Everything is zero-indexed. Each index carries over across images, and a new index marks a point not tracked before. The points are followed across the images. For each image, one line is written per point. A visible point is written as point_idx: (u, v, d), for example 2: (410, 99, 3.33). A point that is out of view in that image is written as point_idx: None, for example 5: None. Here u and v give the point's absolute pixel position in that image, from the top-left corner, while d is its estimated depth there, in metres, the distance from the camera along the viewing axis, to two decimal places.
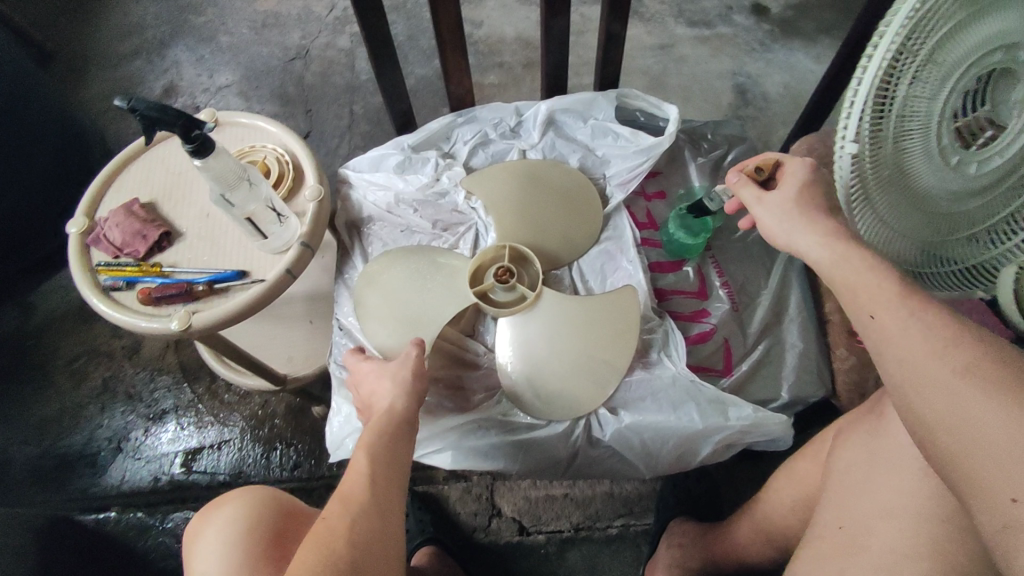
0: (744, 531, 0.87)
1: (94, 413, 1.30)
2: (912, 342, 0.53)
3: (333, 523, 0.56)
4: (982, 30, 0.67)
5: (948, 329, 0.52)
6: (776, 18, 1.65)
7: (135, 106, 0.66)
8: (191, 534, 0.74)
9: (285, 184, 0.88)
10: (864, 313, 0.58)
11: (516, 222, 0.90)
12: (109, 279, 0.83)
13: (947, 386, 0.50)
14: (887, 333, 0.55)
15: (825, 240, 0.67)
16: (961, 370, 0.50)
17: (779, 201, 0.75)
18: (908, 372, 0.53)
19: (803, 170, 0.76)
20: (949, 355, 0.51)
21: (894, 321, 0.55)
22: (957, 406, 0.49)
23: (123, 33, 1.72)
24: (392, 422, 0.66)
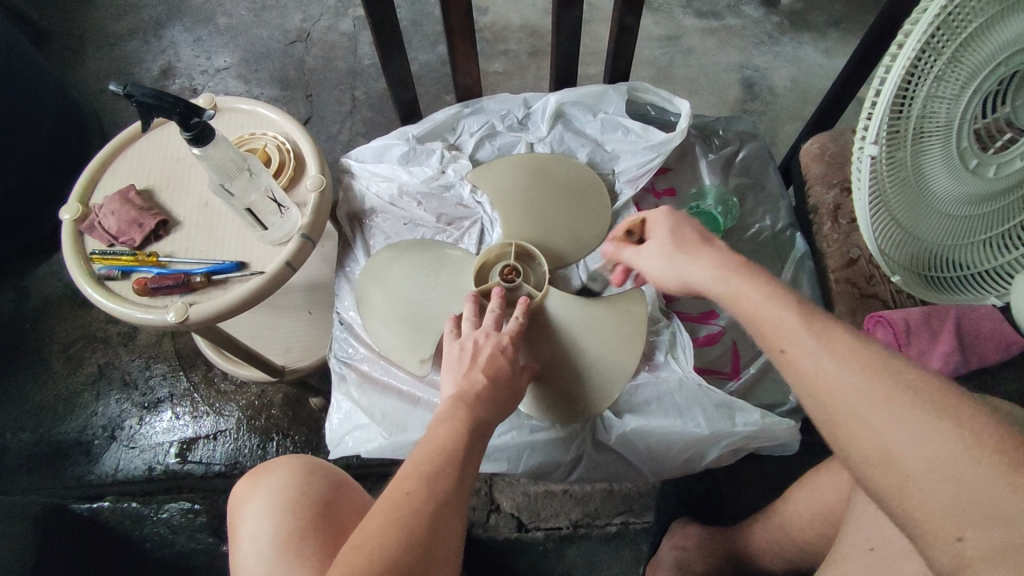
0: (760, 536, 0.87)
1: (89, 400, 1.28)
2: (829, 371, 0.50)
3: (410, 513, 0.53)
4: (1012, 29, 0.65)
5: (853, 356, 0.50)
6: (786, 10, 1.62)
7: (131, 92, 0.64)
8: (237, 496, 0.72)
9: (286, 174, 0.86)
10: (774, 347, 0.55)
11: (523, 220, 0.88)
12: (103, 268, 0.81)
13: (873, 420, 0.47)
14: (802, 368, 0.52)
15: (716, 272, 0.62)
16: (878, 395, 0.48)
17: (657, 249, 0.69)
18: (830, 405, 0.50)
19: (659, 216, 0.71)
20: (861, 382, 0.49)
21: (805, 354, 0.52)
22: (884, 437, 0.46)
23: (119, 11, 1.68)
24: (486, 416, 0.63)
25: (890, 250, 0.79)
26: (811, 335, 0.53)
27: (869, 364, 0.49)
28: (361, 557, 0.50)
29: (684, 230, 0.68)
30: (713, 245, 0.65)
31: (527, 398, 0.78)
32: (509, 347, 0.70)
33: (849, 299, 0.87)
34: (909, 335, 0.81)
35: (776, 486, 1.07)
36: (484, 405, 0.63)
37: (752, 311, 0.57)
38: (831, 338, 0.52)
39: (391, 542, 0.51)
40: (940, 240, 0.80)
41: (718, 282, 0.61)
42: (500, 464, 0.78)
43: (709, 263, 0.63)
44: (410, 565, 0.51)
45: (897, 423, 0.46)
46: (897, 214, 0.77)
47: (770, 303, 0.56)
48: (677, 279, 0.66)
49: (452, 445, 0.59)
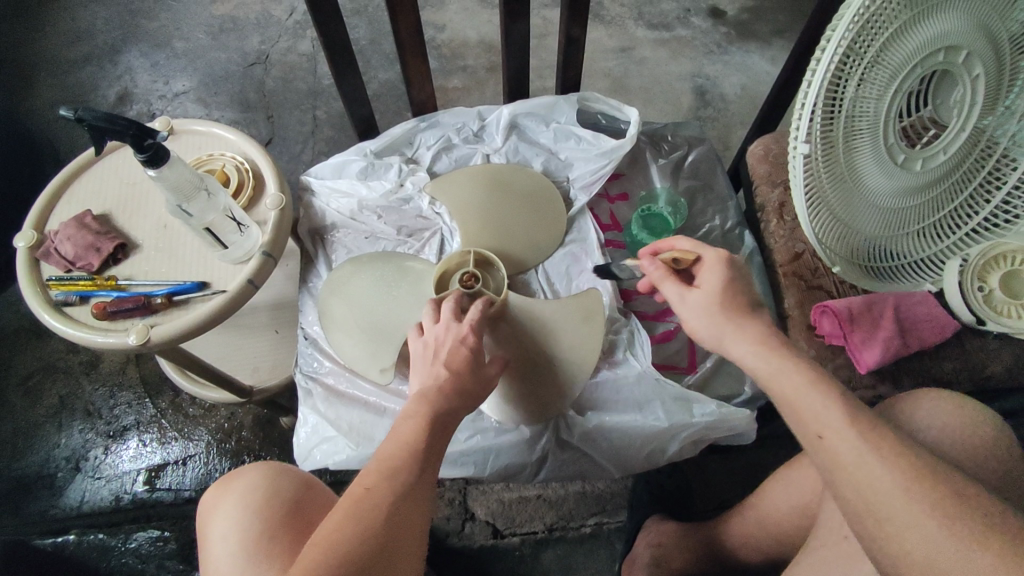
0: (737, 534, 0.89)
1: (51, 432, 1.25)
2: (877, 472, 0.52)
3: (372, 505, 0.55)
4: (928, 31, 0.71)
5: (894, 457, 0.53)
6: (732, 21, 1.69)
7: (83, 117, 0.64)
8: (207, 503, 0.73)
9: (245, 194, 0.87)
10: (811, 432, 0.56)
11: (478, 228, 0.90)
12: (61, 294, 0.81)
13: (918, 528, 0.50)
14: (841, 458, 0.54)
15: (755, 347, 0.64)
16: (922, 505, 0.50)
17: (702, 301, 0.69)
18: (868, 505, 0.52)
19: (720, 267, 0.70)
20: (903, 491, 0.51)
21: (849, 448, 0.54)
22: (931, 545, 0.50)
23: (73, 38, 1.67)
24: (450, 409, 0.64)
25: (830, 240, 0.83)
26: (857, 432, 0.54)
27: (915, 474, 0.52)
28: (321, 550, 0.52)
29: (734, 288, 0.69)
30: (758, 318, 0.67)
31: (492, 404, 0.79)
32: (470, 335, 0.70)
33: (798, 292, 0.91)
34: (852, 323, 0.84)
35: (743, 478, 1.10)
36: (447, 397, 0.64)
37: (787, 392, 0.59)
38: (878, 441, 0.53)
39: (350, 535, 0.52)
40: (879, 232, 0.86)
41: (759, 356, 0.63)
42: (468, 469, 0.79)
43: (751, 337, 0.64)
44: (373, 551, 0.52)
45: (943, 542, 0.49)
46: (836, 208, 0.82)
47: (813, 389, 0.57)
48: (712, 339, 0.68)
49: (416, 438, 0.60)
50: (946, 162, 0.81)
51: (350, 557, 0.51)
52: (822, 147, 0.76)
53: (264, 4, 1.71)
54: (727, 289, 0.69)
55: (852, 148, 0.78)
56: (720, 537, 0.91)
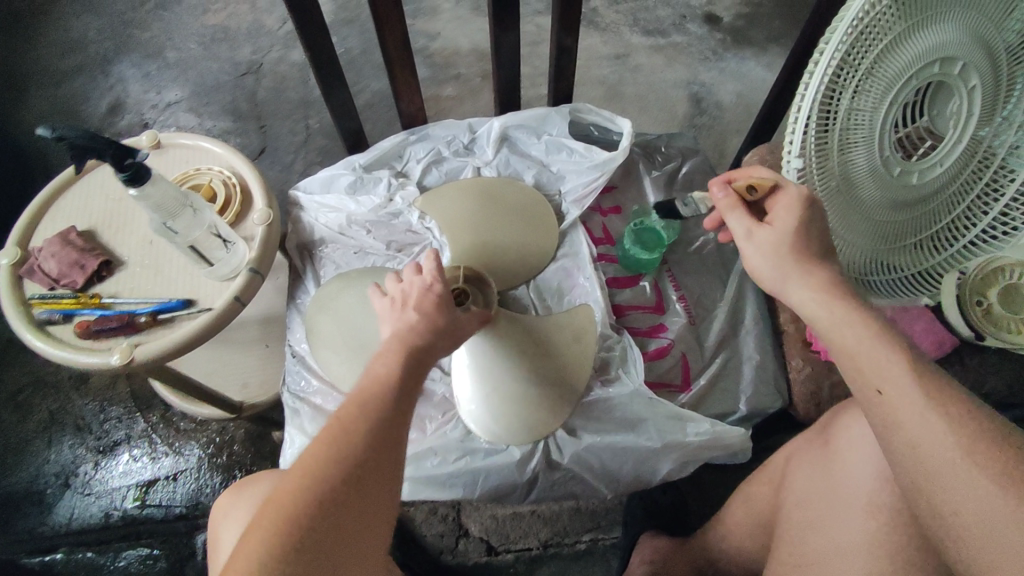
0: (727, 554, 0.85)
1: (40, 448, 1.24)
2: (936, 430, 0.52)
3: (345, 447, 0.54)
4: (922, 42, 0.70)
5: (960, 418, 0.52)
6: (727, 27, 1.68)
7: (63, 134, 0.61)
8: (222, 506, 0.73)
9: (232, 209, 0.85)
10: (871, 387, 0.56)
11: (471, 239, 0.89)
12: (44, 312, 0.79)
13: (973, 484, 0.50)
14: (899, 414, 0.54)
15: (820, 294, 0.63)
16: (976, 462, 0.51)
17: (771, 240, 0.68)
18: (924, 463, 0.53)
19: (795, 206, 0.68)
20: (962, 450, 0.51)
21: (907, 405, 0.54)
22: (983, 501, 0.50)
23: (64, 49, 1.66)
24: (424, 350, 0.62)
25: None
26: (920, 390, 0.54)
27: (974, 432, 0.52)
28: (292, 493, 0.51)
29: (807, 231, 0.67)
30: (828, 266, 0.66)
31: (484, 425, 0.78)
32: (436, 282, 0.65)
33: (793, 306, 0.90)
34: None
35: None
36: (422, 335, 0.62)
37: (850, 347, 0.59)
38: (941, 399, 0.53)
39: (321, 479, 0.52)
40: (876, 245, 0.85)
41: (817, 300, 0.63)
42: (458, 490, 0.78)
43: (818, 283, 0.64)
44: (347, 489, 0.52)
45: (997, 499, 0.49)
46: (831, 222, 0.81)
47: (874, 343, 0.57)
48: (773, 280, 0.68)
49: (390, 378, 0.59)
50: (944, 174, 0.79)
51: (323, 496, 0.51)
52: (818, 160, 0.75)
53: (257, 13, 1.70)
54: (800, 230, 0.67)
55: (848, 161, 0.77)
56: (706, 546, 0.88)
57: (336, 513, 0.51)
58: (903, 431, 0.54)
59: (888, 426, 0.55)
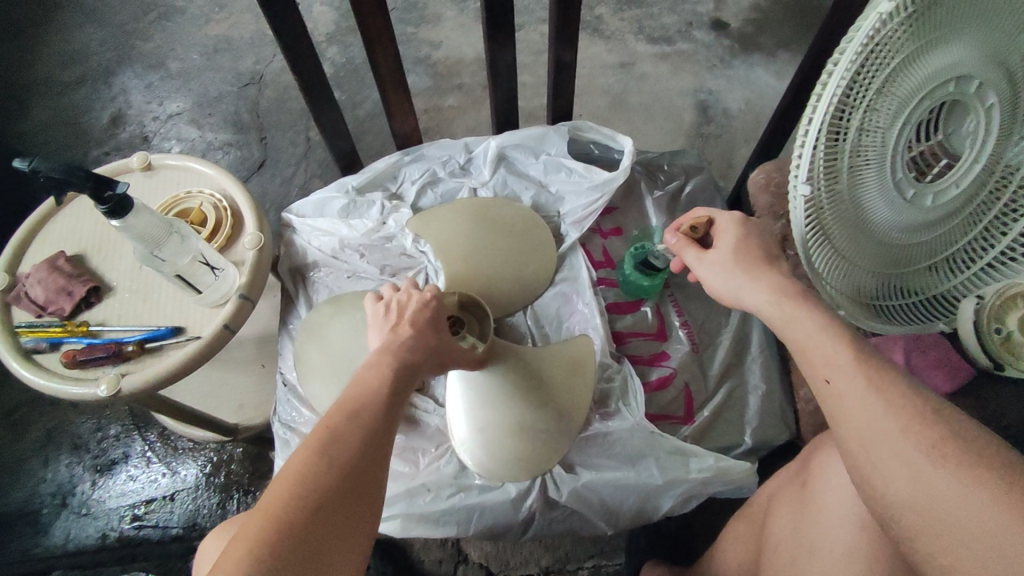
0: None
1: (38, 466, 1.23)
2: (876, 414, 0.52)
3: (342, 447, 0.50)
4: (934, 62, 0.67)
5: (901, 400, 0.52)
6: (736, 33, 1.65)
7: (37, 167, 0.60)
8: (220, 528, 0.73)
9: (223, 233, 0.83)
10: (819, 376, 0.57)
11: (467, 263, 0.86)
12: (31, 340, 0.78)
13: (909, 464, 0.49)
14: (842, 401, 0.54)
15: (771, 296, 0.64)
16: (922, 447, 0.49)
17: (719, 260, 0.69)
18: (864, 446, 0.52)
19: (735, 225, 0.71)
20: (902, 433, 0.50)
21: (851, 392, 0.54)
22: (921, 483, 0.48)
23: (67, 60, 1.66)
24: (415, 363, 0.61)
25: (834, 281, 0.78)
26: (864, 376, 0.54)
27: (915, 414, 0.51)
28: (285, 493, 0.46)
29: (753, 245, 0.69)
30: (778, 266, 0.67)
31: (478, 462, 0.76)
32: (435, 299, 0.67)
33: None
34: None
35: None
36: (416, 351, 0.62)
37: (800, 337, 0.59)
38: (882, 383, 0.53)
39: (318, 476, 0.48)
40: (887, 269, 0.81)
41: (771, 304, 0.63)
42: (452, 528, 0.76)
43: (766, 285, 0.65)
44: (342, 492, 0.48)
45: (935, 476, 0.48)
46: (841, 246, 0.78)
47: (822, 332, 0.58)
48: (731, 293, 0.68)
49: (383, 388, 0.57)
50: (958, 196, 0.76)
51: (316, 496, 0.47)
52: (827, 183, 0.72)
53: (258, 23, 1.69)
54: (743, 245, 0.69)
55: (858, 183, 0.73)
56: None
57: (330, 517, 0.46)
58: (844, 414, 0.54)
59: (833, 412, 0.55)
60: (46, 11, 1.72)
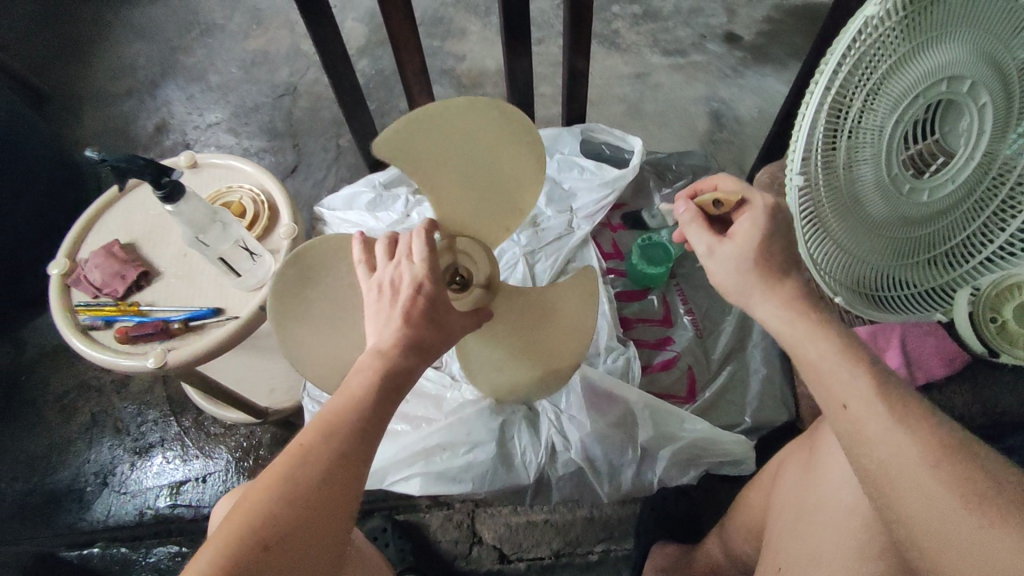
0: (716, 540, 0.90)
1: (82, 448, 1.31)
2: (899, 446, 0.51)
3: (312, 467, 0.51)
4: (928, 61, 0.71)
5: (919, 426, 0.52)
6: (748, 45, 1.70)
7: (106, 157, 0.67)
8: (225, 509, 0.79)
9: (261, 224, 0.90)
10: (836, 401, 0.56)
11: (448, 204, 0.72)
12: (88, 318, 0.86)
13: (930, 494, 0.49)
14: (864, 426, 0.53)
15: (781, 309, 0.65)
16: (940, 474, 0.49)
17: (733, 254, 0.68)
18: (884, 472, 0.51)
19: (763, 211, 0.69)
20: (925, 464, 0.50)
21: (874, 420, 0.53)
22: (943, 514, 0.48)
23: (116, 74, 1.78)
24: (408, 363, 0.59)
25: (832, 270, 0.82)
26: (880, 400, 0.54)
27: (939, 445, 0.50)
28: (247, 514, 0.48)
29: (772, 240, 0.68)
30: (789, 279, 0.67)
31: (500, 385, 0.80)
32: (426, 280, 0.62)
33: None
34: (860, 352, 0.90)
35: None
36: (405, 351, 0.59)
37: (818, 359, 0.60)
38: (904, 412, 0.53)
39: (284, 496, 0.49)
40: (887, 262, 0.84)
41: (779, 318, 0.65)
42: (466, 485, 0.83)
43: (778, 298, 0.66)
44: (305, 514, 0.49)
45: (953, 504, 0.48)
46: (840, 237, 0.81)
47: (839, 354, 0.58)
48: (737, 294, 0.68)
49: (365, 399, 0.56)
50: (956, 191, 0.79)
51: (280, 519, 0.48)
52: (823, 176, 0.76)
53: (293, 38, 1.80)
54: (764, 244, 0.68)
55: (854, 179, 0.77)
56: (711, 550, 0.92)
57: (290, 540, 0.48)
58: (861, 437, 0.53)
59: (849, 434, 0.55)
60: (99, 29, 1.86)
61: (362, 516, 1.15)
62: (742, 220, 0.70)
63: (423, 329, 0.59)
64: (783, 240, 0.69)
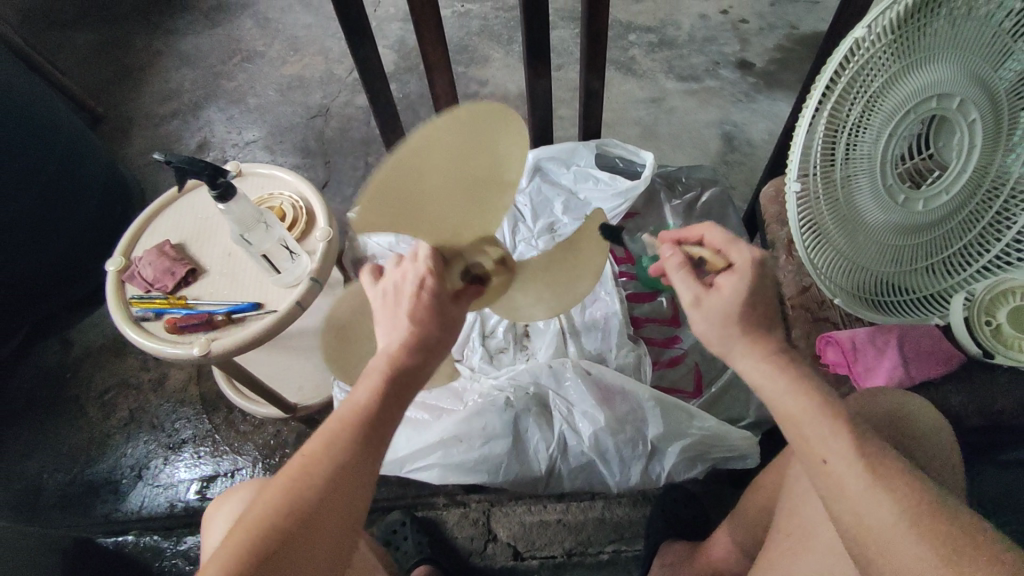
0: (722, 538, 0.93)
1: (120, 442, 1.39)
2: (877, 510, 0.52)
3: (315, 472, 0.58)
4: (916, 81, 0.75)
5: (901, 489, 0.53)
6: (760, 72, 1.78)
7: (169, 159, 0.77)
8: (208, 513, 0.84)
9: (299, 227, 0.98)
10: (816, 458, 0.56)
11: (453, 223, 0.70)
12: (141, 310, 0.93)
13: (910, 558, 0.50)
14: (843, 485, 0.54)
15: (763, 360, 0.61)
16: (925, 537, 0.50)
17: (717, 308, 0.63)
18: (867, 531, 0.53)
19: (743, 270, 0.65)
20: (904, 526, 0.51)
21: (852, 479, 0.54)
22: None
23: (164, 96, 1.91)
24: (412, 366, 0.63)
25: (831, 274, 0.88)
26: (861, 459, 0.54)
27: (916, 510, 0.52)
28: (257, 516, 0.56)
29: (755, 302, 0.63)
30: (774, 333, 0.63)
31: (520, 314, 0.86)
32: (429, 277, 0.66)
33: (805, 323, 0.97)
34: (855, 353, 0.90)
35: None
36: (408, 352, 0.63)
37: (796, 418, 0.58)
38: (883, 475, 0.53)
39: (290, 499, 0.56)
40: (886, 268, 0.88)
41: (762, 373, 0.61)
42: (482, 476, 0.87)
43: (761, 351, 0.62)
44: (307, 516, 0.56)
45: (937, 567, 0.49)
46: (838, 243, 0.87)
47: (817, 410, 0.57)
48: (722, 352, 0.64)
49: (370, 405, 0.61)
50: (951, 202, 0.81)
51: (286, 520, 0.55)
52: (822, 185, 0.83)
53: (328, 64, 1.92)
54: (748, 302, 0.63)
55: (851, 189, 0.83)
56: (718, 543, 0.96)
57: (296, 537, 0.55)
58: (840, 497, 0.54)
59: (830, 494, 0.55)
60: (150, 56, 2.00)
61: (382, 512, 1.19)
62: (723, 277, 0.65)
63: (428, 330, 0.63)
64: (768, 298, 0.65)
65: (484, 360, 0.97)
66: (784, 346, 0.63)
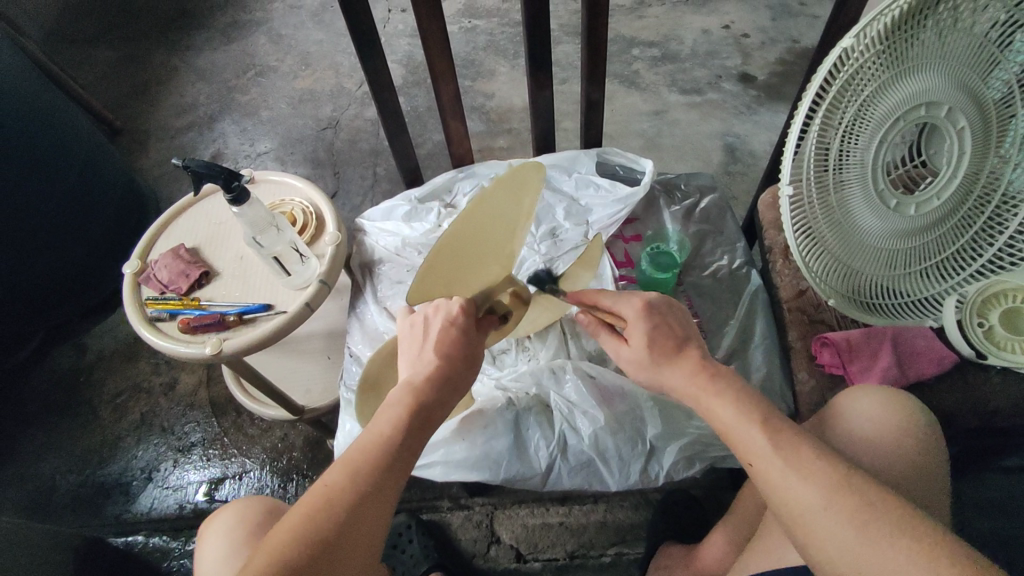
0: (719, 539, 0.92)
1: (131, 444, 1.41)
2: (799, 492, 0.55)
3: (337, 501, 0.60)
4: (904, 90, 0.77)
5: (819, 470, 0.55)
6: (761, 85, 1.81)
7: (188, 163, 0.81)
8: (201, 531, 0.88)
9: (308, 232, 1.02)
10: (743, 457, 0.59)
11: (478, 274, 0.75)
12: (155, 310, 0.96)
13: (834, 533, 0.53)
14: (765, 471, 0.57)
15: (692, 379, 0.65)
16: (846, 515, 0.53)
17: (631, 358, 0.71)
18: (796, 514, 0.55)
19: (637, 317, 0.71)
20: (824, 502, 0.54)
21: (775, 469, 0.56)
22: (847, 549, 0.52)
23: (179, 109, 1.96)
24: (432, 401, 0.66)
25: (825, 277, 0.90)
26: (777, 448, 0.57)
27: (833, 484, 0.54)
28: (279, 543, 0.58)
29: (660, 339, 0.69)
30: (689, 354, 0.67)
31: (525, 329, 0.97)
32: (459, 316, 0.72)
33: (801, 325, 0.97)
34: (850, 354, 0.90)
35: None
36: (432, 388, 0.67)
37: (721, 420, 0.61)
38: (798, 457, 0.56)
39: (312, 526, 0.58)
40: (880, 271, 0.90)
41: (688, 391, 0.65)
42: (484, 473, 0.88)
43: (686, 370, 0.66)
44: (329, 544, 0.58)
45: (858, 542, 0.52)
46: (834, 248, 0.89)
47: (738, 414, 0.60)
48: (653, 386, 0.70)
49: (392, 437, 0.64)
50: (942, 207, 0.83)
51: (309, 548, 0.57)
52: (816, 191, 0.86)
53: (338, 79, 1.97)
54: (652, 342, 0.69)
55: (844, 195, 0.86)
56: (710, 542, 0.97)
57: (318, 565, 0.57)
58: (764, 482, 0.57)
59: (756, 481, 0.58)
60: (166, 72, 2.06)
61: None
62: (626, 328, 0.72)
63: (449, 369, 0.67)
64: (672, 331, 0.70)
65: (486, 361, 0.99)
66: (702, 363, 0.66)
